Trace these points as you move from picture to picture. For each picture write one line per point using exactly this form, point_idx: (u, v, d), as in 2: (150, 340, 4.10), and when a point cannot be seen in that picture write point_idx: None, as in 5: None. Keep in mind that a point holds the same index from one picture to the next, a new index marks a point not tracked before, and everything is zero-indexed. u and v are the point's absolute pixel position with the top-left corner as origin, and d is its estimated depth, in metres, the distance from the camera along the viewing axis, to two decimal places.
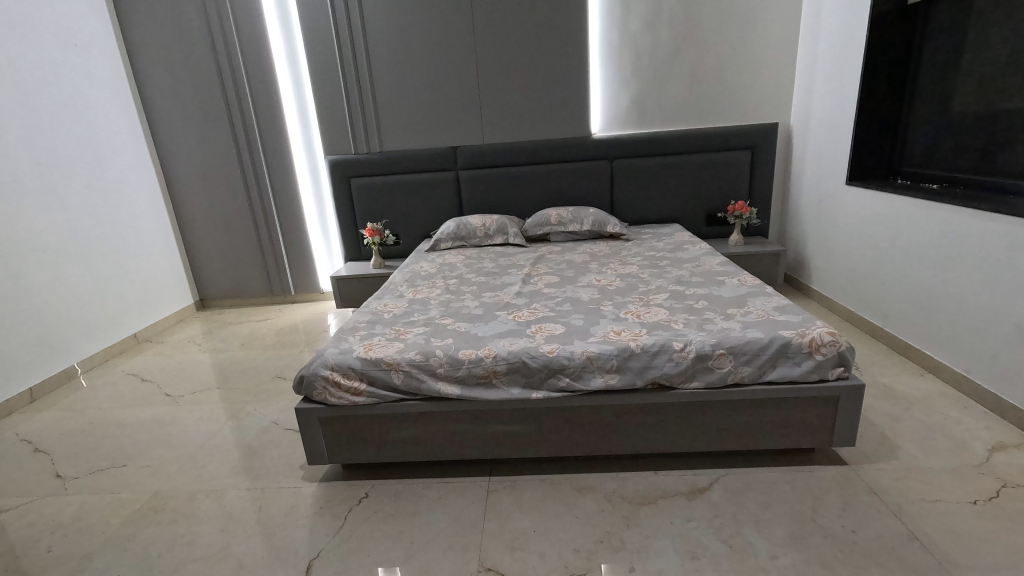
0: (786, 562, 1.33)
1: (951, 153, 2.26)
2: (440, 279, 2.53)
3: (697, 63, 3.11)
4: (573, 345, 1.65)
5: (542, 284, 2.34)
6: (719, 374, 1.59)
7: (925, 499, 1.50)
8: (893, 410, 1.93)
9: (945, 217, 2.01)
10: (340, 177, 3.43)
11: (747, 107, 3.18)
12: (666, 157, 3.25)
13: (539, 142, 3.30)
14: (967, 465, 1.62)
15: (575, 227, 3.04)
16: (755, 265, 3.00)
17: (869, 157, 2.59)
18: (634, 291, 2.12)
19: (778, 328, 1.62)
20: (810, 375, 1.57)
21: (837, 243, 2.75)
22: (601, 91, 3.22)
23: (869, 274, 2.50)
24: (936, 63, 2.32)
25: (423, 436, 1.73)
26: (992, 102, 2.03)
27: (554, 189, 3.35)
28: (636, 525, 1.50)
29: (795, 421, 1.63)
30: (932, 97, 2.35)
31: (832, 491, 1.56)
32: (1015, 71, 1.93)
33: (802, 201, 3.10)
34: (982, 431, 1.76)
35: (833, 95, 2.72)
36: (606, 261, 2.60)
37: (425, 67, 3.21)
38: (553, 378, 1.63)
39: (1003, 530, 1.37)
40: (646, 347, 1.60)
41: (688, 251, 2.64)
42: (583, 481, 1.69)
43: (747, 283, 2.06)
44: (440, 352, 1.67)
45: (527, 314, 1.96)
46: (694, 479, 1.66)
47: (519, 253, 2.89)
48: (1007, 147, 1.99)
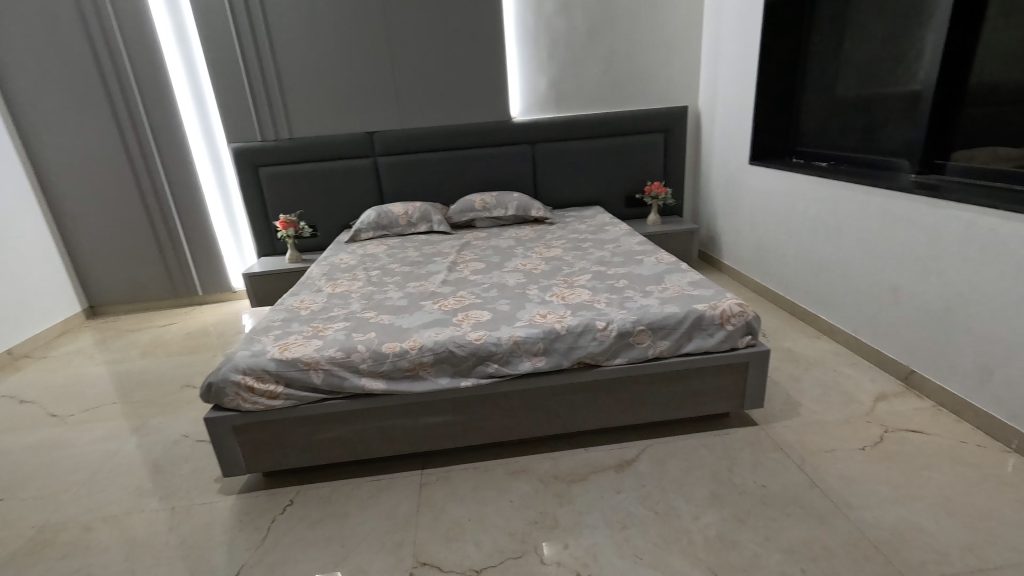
0: (707, 521, 1.42)
1: (838, 134, 2.47)
2: (362, 271, 2.43)
3: (609, 48, 3.18)
4: (500, 331, 1.64)
5: (468, 271, 2.31)
6: (640, 350, 1.65)
7: (824, 450, 1.65)
8: (795, 371, 2.09)
9: (835, 193, 2.19)
10: (246, 165, 3.18)
11: (658, 91, 3.30)
12: (585, 140, 3.30)
13: (460, 127, 3.24)
14: (856, 415, 1.80)
15: (499, 212, 3.03)
16: (671, 243, 3.14)
17: (769, 137, 2.78)
18: (559, 274, 2.14)
19: (693, 302, 1.70)
20: (722, 345, 1.67)
21: (744, 219, 2.93)
22: (518, 75, 3.22)
23: (771, 247, 2.69)
24: (824, 50, 2.51)
25: (350, 436, 1.66)
26: (871, 86, 2.24)
27: (477, 175, 3.31)
28: (569, 503, 1.53)
29: (711, 388, 1.73)
30: (820, 83, 2.56)
31: (745, 451, 1.67)
32: (888, 59, 2.13)
33: (712, 181, 3.27)
34: (868, 384, 1.97)
35: (735, 79, 2.88)
36: (531, 246, 2.60)
37: (333, 47, 3.03)
38: (481, 366, 1.61)
39: (886, 470, 1.54)
40: (571, 328, 1.62)
41: (609, 232, 2.71)
42: (517, 464, 1.71)
43: (664, 261, 2.14)
44: (362, 347, 1.61)
45: (453, 303, 1.93)
46: (622, 451, 1.72)
47: (443, 241, 2.83)
48: (881, 129, 2.21)
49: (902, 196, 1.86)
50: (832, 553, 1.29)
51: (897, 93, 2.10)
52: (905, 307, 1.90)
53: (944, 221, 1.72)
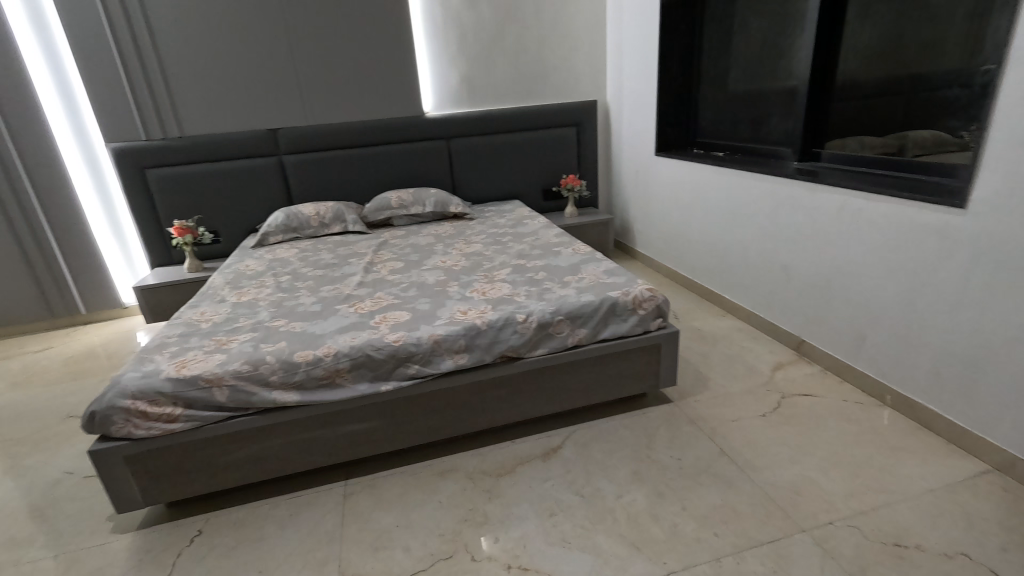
0: (629, 499, 1.48)
1: (731, 126, 2.66)
2: (270, 277, 2.28)
3: (518, 42, 3.20)
4: (419, 330, 1.61)
5: (386, 271, 2.24)
6: (559, 339, 1.68)
7: (731, 419, 1.78)
8: (704, 348, 2.24)
9: (730, 181, 2.36)
10: (130, 167, 2.88)
11: (568, 85, 3.37)
12: (501, 135, 3.32)
13: (371, 123, 3.13)
14: (758, 385, 1.96)
15: (417, 210, 2.96)
16: (588, 234, 3.24)
17: (671, 129, 2.93)
18: (478, 269, 2.13)
19: (607, 290, 1.77)
20: (635, 329, 1.74)
21: (653, 207, 3.08)
22: (429, 69, 3.16)
23: (678, 233, 2.85)
24: (715, 47, 2.69)
25: (264, 454, 1.56)
26: (757, 82, 2.42)
27: (393, 172, 3.22)
28: (498, 497, 1.53)
29: (629, 371, 1.80)
30: (714, 78, 2.73)
31: (662, 428, 1.76)
32: (769, 56, 2.32)
33: (622, 172, 3.40)
34: (767, 355, 2.14)
35: (637, 74, 3.01)
36: (450, 242, 2.57)
37: (224, 37, 2.80)
38: (401, 368, 1.58)
39: (783, 433, 1.69)
40: (490, 322, 1.63)
41: (528, 225, 2.74)
42: (445, 464, 1.69)
43: (581, 252, 2.20)
44: (271, 358, 1.51)
45: (370, 305, 1.86)
46: (548, 440, 1.76)
47: (359, 241, 2.73)
48: (766, 120, 2.40)
49: (785, 182, 2.04)
50: (740, 514, 1.39)
51: (778, 87, 2.29)
52: (794, 283, 2.09)
53: (821, 203, 1.90)
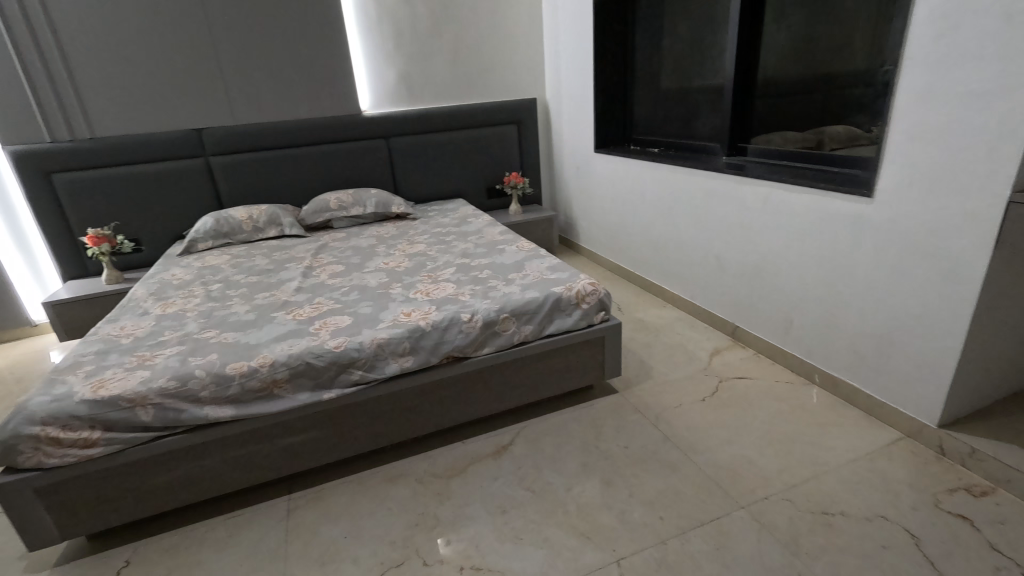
0: (578, 490, 1.51)
1: (665, 123, 2.75)
2: (199, 286, 2.15)
3: (455, 40, 3.17)
4: (361, 335, 1.57)
5: (326, 274, 2.17)
6: (505, 337, 1.69)
7: (674, 405, 1.85)
8: (646, 338, 2.31)
9: (666, 175, 2.44)
10: (33, 172, 2.62)
11: (507, 83, 3.38)
12: (442, 134, 3.29)
13: (305, 122, 3.01)
14: (697, 371, 2.04)
15: (357, 211, 2.88)
16: (533, 231, 3.27)
17: (609, 126, 3.00)
18: (422, 270, 2.10)
19: (550, 286, 1.79)
20: (579, 322, 1.77)
21: (595, 203, 3.14)
22: (364, 66, 3.07)
23: (619, 228, 2.92)
24: (647, 47, 2.77)
25: (198, 473, 1.47)
26: (687, 80, 2.52)
27: (331, 172, 3.11)
28: (449, 499, 1.52)
29: (575, 364, 1.83)
30: (647, 76, 2.82)
31: (609, 418, 1.81)
32: (697, 55, 2.42)
33: (564, 169, 3.45)
34: (705, 341, 2.24)
35: (574, 72, 3.05)
36: (393, 243, 2.52)
37: (138, 31, 2.61)
38: (344, 374, 1.53)
39: (722, 415, 1.77)
40: (435, 323, 1.61)
41: (472, 224, 2.73)
42: (394, 469, 1.65)
43: (525, 249, 2.21)
44: (201, 372, 1.43)
45: (309, 311, 1.79)
46: (498, 438, 1.76)
47: (296, 245, 2.62)
48: (697, 117, 2.50)
49: (716, 176, 2.14)
50: (684, 496, 1.45)
51: (706, 86, 2.39)
52: (727, 272, 2.19)
53: (748, 195, 2.00)
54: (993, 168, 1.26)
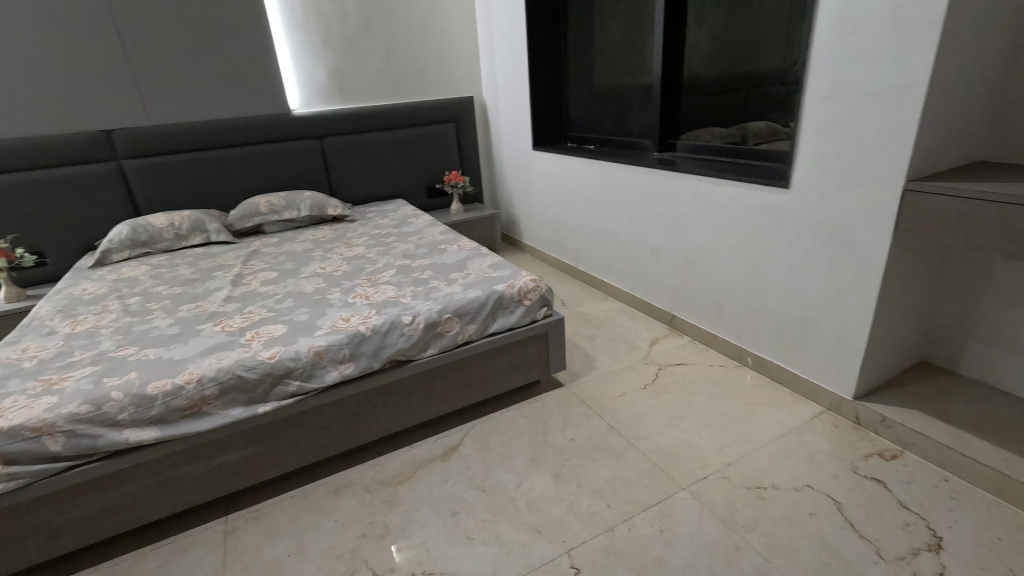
0: (528, 485, 1.52)
1: (599, 120, 2.82)
2: (115, 300, 1.99)
3: (387, 37, 3.11)
4: (297, 344, 1.51)
5: (258, 282, 2.06)
6: (448, 338, 1.67)
7: (617, 395, 1.90)
8: (589, 331, 2.36)
9: (602, 171, 2.50)
10: None
11: (442, 81, 3.35)
12: (378, 133, 3.21)
13: (230, 122, 2.85)
14: (639, 360, 2.11)
15: (290, 214, 2.77)
16: (475, 229, 3.26)
17: (546, 124, 3.04)
18: (361, 273, 2.04)
19: (493, 284, 1.79)
20: (523, 319, 1.79)
21: (535, 200, 3.17)
22: (292, 63, 2.95)
23: (560, 224, 2.97)
24: (579, 46, 2.83)
25: (120, 502, 1.36)
26: (618, 78, 2.59)
27: (260, 175, 2.97)
28: (397, 505, 1.49)
29: (520, 361, 1.84)
30: (581, 75, 2.88)
31: (556, 412, 1.83)
32: (627, 54, 2.49)
33: (504, 167, 3.46)
34: (645, 331, 2.32)
35: (509, 70, 3.06)
36: (330, 247, 2.44)
37: (29, 22, 2.36)
38: (280, 386, 1.46)
39: (662, 401, 1.84)
40: (375, 327, 1.57)
41: (412, 224, 2.68)
42: (339, 480, 1.60)
43: (466, 248, 2.20)
44: (119, 394, 1.32)
45: (239, 321, 1.70)
46: (446, 440, 1.74)
47: (224, 252, 2.48)
48: (629, 114, 2.58)
49: (648, 171, 2.21)
50: (629, 482, 1.50)
51: (636, 84, 2.47)
52: (662, 263, 2.27)
53: (678, 189, 2.08)
54: (891, 159, 1.37)
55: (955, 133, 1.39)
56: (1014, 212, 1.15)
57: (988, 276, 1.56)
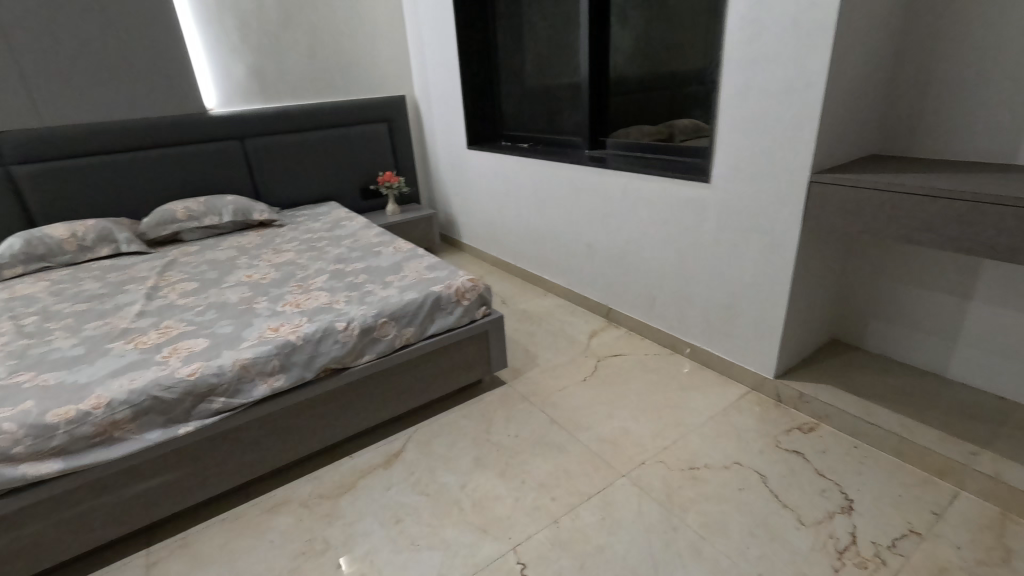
0: (472, 485, 1.51)
1: (531, 119, 2.85)
2: (6, 321, 1.79)
3: (311, 33, 2.99)
4: (220, 358, 1.42)
5: (176, 294, 1.93)
6: (386, 342, 1.63)
7: (558, 389, 1.93)
8: (530, 328, 2.39)
9: (535, 169, 2.52)
10: None
11: (371, 79, 3.26)
12: (305, 133, 3.09)
13: (138, 122, 2.64)
14: (578, 353, 2.15)
15: (212, 220, 2.61)
16: (413, 230, 3.21)
17: (479, 123, 3.03)
18: (291, 280, 1.96)
19: (430, 285, 1.76)
20: (462, 319, 1.78)
21: (472, 199, 3.16)
22: (206, 60, 2.76)
23: (497, 222, 2.97)
24: (508, 45, 2.84)
25: (19, 544, 1.23)
26: (547, 77, 2.63)
27: (176, 179, 2.77)
28: (338, 518, 1.44)
29: (461, 361, 1.83)
30: (512, 74, 2.89)
31: (499, 410, 1.84)
32: (555, 54, 2.53)
33: (439, 166, 3.42)
34: (583, 325, 2.37)
35: (440, 69, 3.03)
36: (256, 253, 2.32)
37: None
38: (203, 404, 1.38)
39: (602, 392, 1.89)
40: (307, 336, 1.50)
41: (345, 227, 2.60)
42: (274, 498, 1.53)
43: (402, 250, 2.15)
44: (13, 425, 1.19)
45: (155, 337, 1.58)
46: (388, 446, 1.70)
47: (137, 263, 2.29)
48: (560, 112, 2.62)
49: (580, 168, 2.26)
50: (572, 474, 1.53)
51: (565, 83, 2.52)
52: (597, 258, 2.33)
53: (609, 185, 2.14)
54: (797, 153, 1.48)
55: (850, 129, 1.51)
56: (900, 200, 1.27)
57: (884, 259, 1.71)
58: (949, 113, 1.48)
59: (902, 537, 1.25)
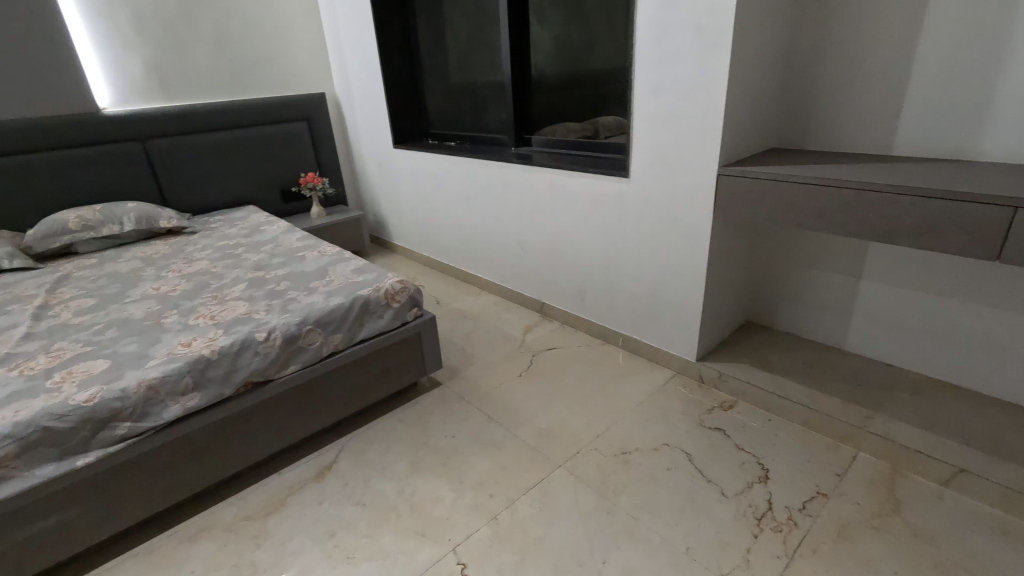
0: (410, 491, 1.49)
1: (456, 116, 2.83)
2: None
3: (217, 27, 2.80)
4: (123, 380, 1.30)
5: (69, 312, 1.75)
6: (312, 351, 1.57)
7: (494, 386, 1.93)
8: (465, 327, 2.38)
9: (463, 167, 2.51)
10: None
11: (288, 76, 3.11)
12: (216, 133, 2.90)
13: (16, 123, 2.35)
14: (514, 349, 2.17)
15: (111, 229, 2.38)
16: (340, 233, 3.10)
17: (404, 121, 2.97)
18: (205, 290, 1.83)
19: (357, 289, 1.71)
20: (392, 322, 1.74)
21: (401, 199, 3.09)
22: (95, 54, 2.51)
23: (428, 221, 2.93)
24: (430, 42, 2.80)
25: None
26: (471, 75, 2.62)
27: (66, 185, 2.50)
28: (268, 539, 1.37)
29: (394, 365, 1.79)
30: (435, 71, 2.86)
31: (435, 411, 1.82)
32: (477, 52, 2.53)
33: (365, 166, 3.32)
34: (518, 321, 2.39)
35: (360, 65, 2.94)
36: (165, 264, 2.15)
37: None
38: (105, 431, 1.26)
39: (537, 386, 1.91)
40: (223, 350, 1.41)
41: (266, 232, 2.47)
42: (195, 525, 1.42)
43: (327, 254, 2.07)
44: None
45: (45, 361, 1.42)
46: (320, 459, 1.63)
47: (22, 280, 2.06)
48: (485, 110, 2.63)
49: (507, 166, 2.27)
50: (510, 469, 1.54)
51: (488, 81, 2.52)
52: (528, 253, 2.36)
53: (536, 182, 2.17)
54: (706, 148, 1.56)
55: (751, 125, 1.62)
56: (796, 190, 1.38)
57: (788, 244, 1.85)
58: (834, 110, 1.62)
59: (811, 499, 1.37)
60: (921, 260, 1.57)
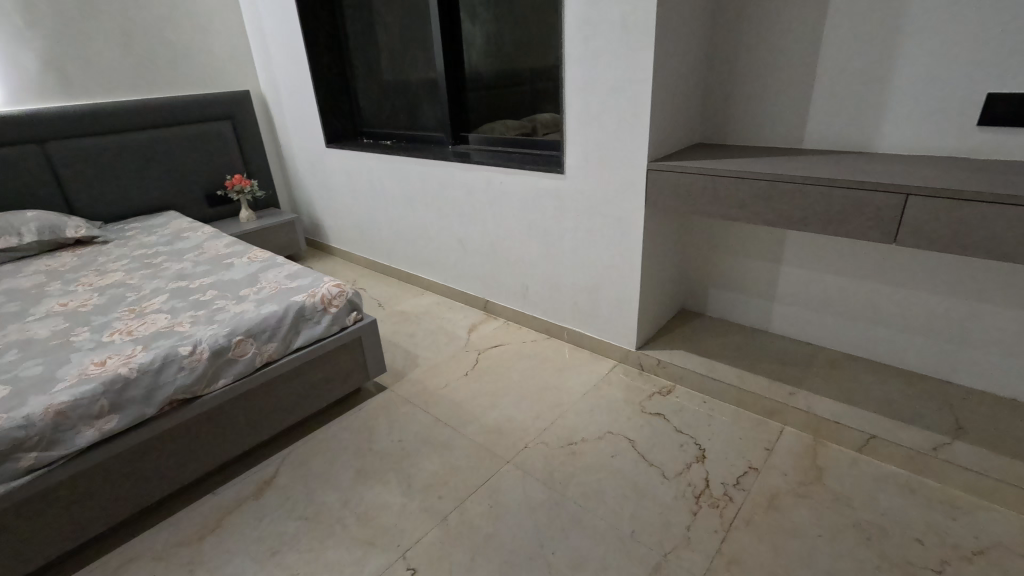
0: (356, 499, 1.45)
1: (391, 114, 2.77)
2: None
3: (124, 19, 2.59)
4: (25, 407, 1.19)
5: None
6: (243, 362, 1.49)
7: (440, 387, 1.92)
8: (408, 328, 2.34)
9: (399, 166, 2.46)
10: None
11: (207, 73, 2.93)
12: (128, 134, 2.70)
13: None
14: (459, 349, 2.16)
15: (8, 241, 2.15)
16: (273, 237, 2.96)
17: (336, 120, 2.88)
18: (121, 304, 1.70)
19: (291, 295, 1.64)
20: (331, 328, 1.68)
21: (337, 200, 2.99)
22: None
23: (366, 222, 2.86)
24: (359, 38, 2.73)
25: None
26: (403, 72, 2.58)
27: None
28: (203, 563, 1.29)
29: (335, 372, 1.74)
30: (366, 68, 2.79)
31: (380, 417, 1.78)
32: (409, 49, 2.49)
33: (297, 167, 3.19)
34: (462, 320, 2.38)
35: (286, 62, 2.82)
36: (73, 277, 1.97)
37: None
38: (6, 464, 1.14)
39: (483, 384, 1.92)
40: (143, 367, 1.32)
41: (189, 239, 2.32)
42: (120, 556, 1.32)
43: (257, 260, 1.98)
44: None
45: None
46: (258, 475, 1.56)
47: None
48: (419, 108, 2.59)
49: (444, 164, 2.25)
50: (458, 469, 1.53)
51: (422, 78, 2.49)
52: (470, 251, 2.35)
53: (474, 179, 2.16)
54: (636, 144, 1.62)
55: (676, 121, 1.69)
56: (719, 183, 1.45)
57: (715, 235, 1.95)
58: (751, 106, 1.72)
59: (743, 474, 1.45)
60: (832, 245, 1.70)
